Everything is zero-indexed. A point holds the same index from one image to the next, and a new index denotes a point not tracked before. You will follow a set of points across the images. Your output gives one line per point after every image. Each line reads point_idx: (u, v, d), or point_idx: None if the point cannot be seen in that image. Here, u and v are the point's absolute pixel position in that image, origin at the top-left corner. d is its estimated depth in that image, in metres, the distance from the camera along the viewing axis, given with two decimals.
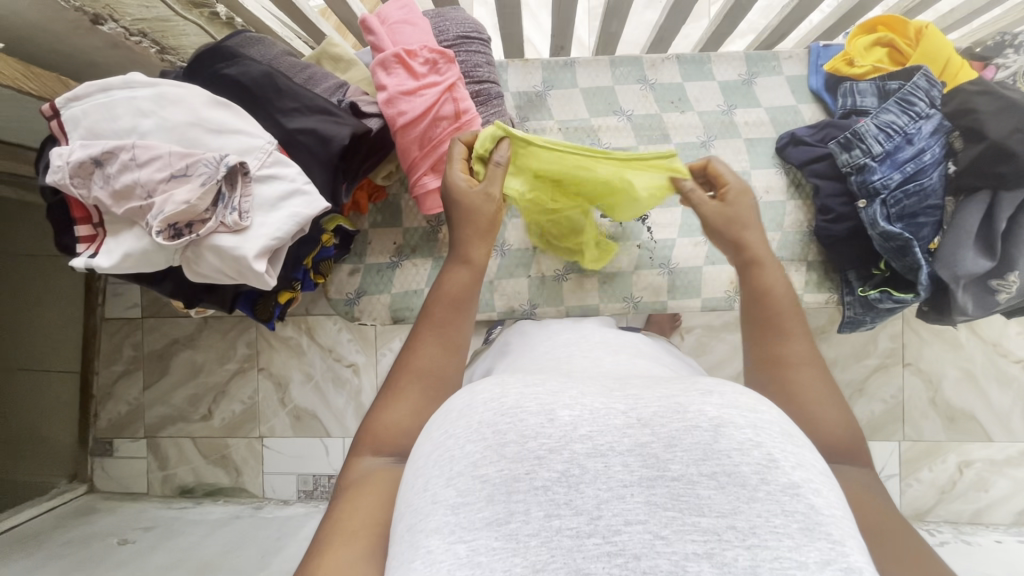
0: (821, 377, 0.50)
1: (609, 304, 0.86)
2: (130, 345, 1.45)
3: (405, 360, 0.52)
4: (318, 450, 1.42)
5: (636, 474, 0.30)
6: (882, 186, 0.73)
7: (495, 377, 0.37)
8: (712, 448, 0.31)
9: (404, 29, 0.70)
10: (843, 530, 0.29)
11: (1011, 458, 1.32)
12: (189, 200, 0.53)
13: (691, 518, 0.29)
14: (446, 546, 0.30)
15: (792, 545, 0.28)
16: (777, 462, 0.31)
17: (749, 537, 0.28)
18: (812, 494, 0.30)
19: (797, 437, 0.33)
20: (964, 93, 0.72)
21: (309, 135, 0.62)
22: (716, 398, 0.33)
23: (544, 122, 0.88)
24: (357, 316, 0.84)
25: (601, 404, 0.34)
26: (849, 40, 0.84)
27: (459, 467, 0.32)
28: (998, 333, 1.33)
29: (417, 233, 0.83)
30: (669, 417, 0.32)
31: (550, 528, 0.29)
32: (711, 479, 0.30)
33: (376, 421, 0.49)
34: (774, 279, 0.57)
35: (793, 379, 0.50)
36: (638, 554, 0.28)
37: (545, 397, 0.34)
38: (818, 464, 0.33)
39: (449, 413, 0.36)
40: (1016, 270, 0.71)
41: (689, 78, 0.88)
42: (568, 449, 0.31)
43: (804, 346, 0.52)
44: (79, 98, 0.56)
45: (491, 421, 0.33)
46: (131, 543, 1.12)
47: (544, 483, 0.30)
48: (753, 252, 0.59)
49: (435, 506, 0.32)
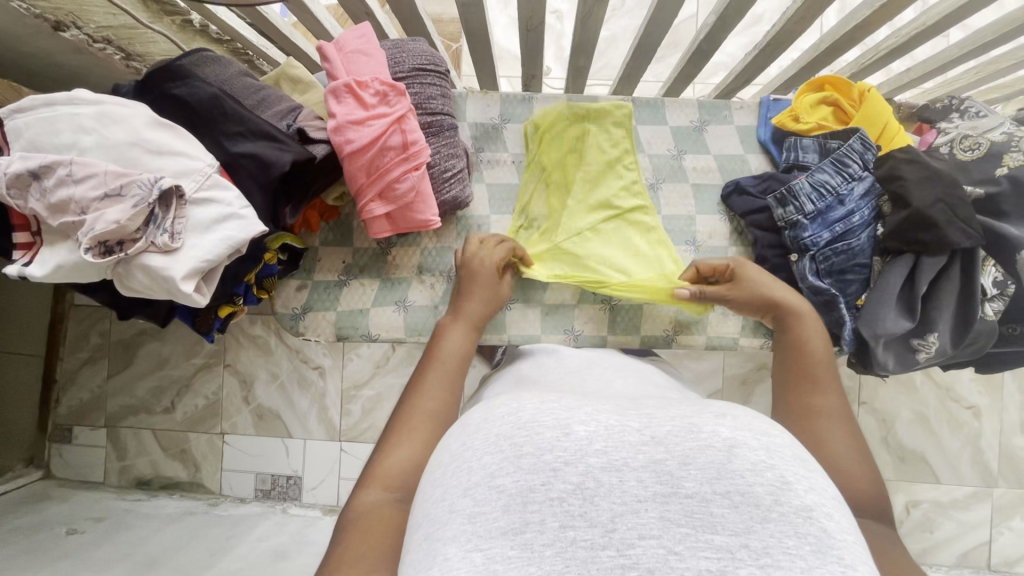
0: (852, 434, 0.50)
1: (551, 333, 0.88)
2: (96, 333, 1.45)
3: (413, 405, 0.54)
4: (277, 451, 1.42)
5: (650, 490, 0.32)
6: (812, 243, 0.76)
7: (516, 397, 0.40)
8: (726, 468, 0.33)
9: (359, 59, 0.72)
10: (855, 555, 0.31)
11: (957, 500, 1.34)
12: (119, 220, 0.54)
13: (704, 534, 0.30)
14: (463, 554, 0.31)
15: (804, 567, 0.29)
16: (790, 484, 0.32)
17: (762, 556, 0.30)
18: (825, 518, 0.31)
19: (812, 464, 0.35)
20: (894, 160, 0.75)
21: (250, 160, 0.64)
22: (730, 421, 0.36)
23: (498, 153, 0.92)
24: (302, 331, 0.86)
25: (616, 421, 0.37)
26: (797, 96, 0.87)
27: (477, 477, 0.34)
28: (952, 377, 1.36)
29: (366, 254, 0.86)
30: (684, 437, 0.35)
31: (565, 539, 0.31)
32: (724, 497, 0.32)
33: (388, 457, 0.49)
34: (811, 334, 0.59)
35: (818, 428, 0.50)
36: (652, 568, 0.29)
37: (562, 413, 0.37)
38: (830, 490, 0.34)
39: (467, 428, 0.39)
40: (935, 331, 0.74)
41: (643, 122, 0.91)
42: (583, 463, 0.33)
43: (838, 401, 0.53)
44: (23, 110, 0.57)
45: (508, 434, 0.36)
46: (79, 534, 1.10)
47: (559, 496, 0.32)
48: (789, 305, 0.63)
49: (453, 515, 0.34)
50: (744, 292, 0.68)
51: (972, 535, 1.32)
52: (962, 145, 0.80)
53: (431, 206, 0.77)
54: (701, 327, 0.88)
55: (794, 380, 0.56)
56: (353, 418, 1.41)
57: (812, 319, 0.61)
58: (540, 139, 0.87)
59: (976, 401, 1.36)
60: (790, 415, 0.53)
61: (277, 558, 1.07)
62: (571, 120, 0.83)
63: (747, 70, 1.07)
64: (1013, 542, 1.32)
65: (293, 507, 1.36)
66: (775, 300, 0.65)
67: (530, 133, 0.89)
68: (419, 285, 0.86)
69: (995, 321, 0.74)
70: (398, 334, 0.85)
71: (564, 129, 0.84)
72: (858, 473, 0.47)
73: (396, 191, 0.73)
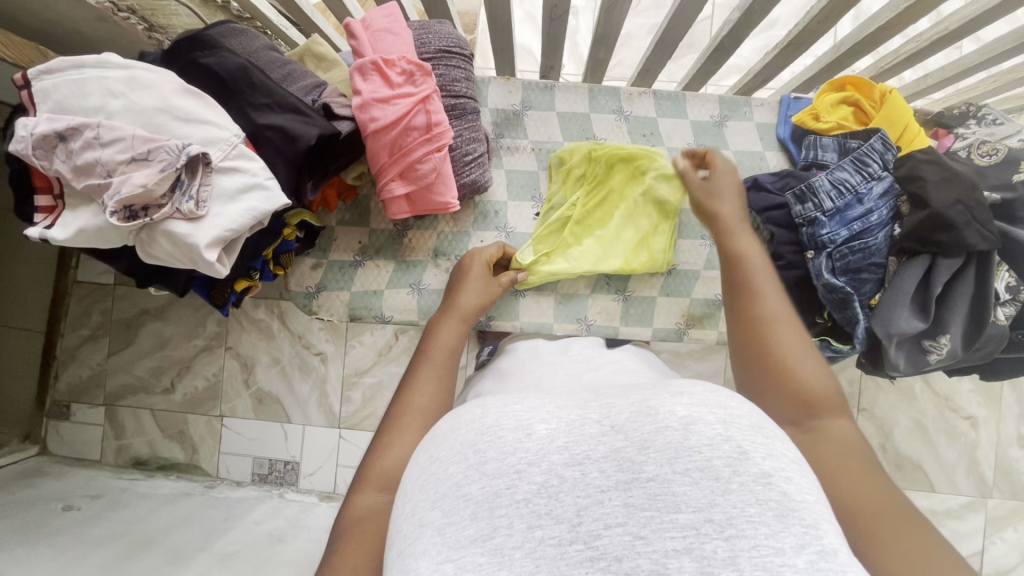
0: (800, 337, 0.56)
1: (564, 323, 0.91)
2: (98, 310, 1.43)
3: (405, 402, 0.54)
4: (276, 435, 1.41)
5: (613, 479, 0.32)
6: (830, 240, 0.78)
7: (477, 400, 0.39)
8: (684, 445, 0.33)
9: (386, 37, 0.72)
10: (817, 515, 0.31)
11: (951, 510, 1.34)
12: (146, 183, 0.54)
13: (669, 515, 0.30)
14: (435, 567, 0.31)
15: (768, 532, 0.30)
16: (747, 454, 0.33)
17: (726, 528, 0.30)
18: (783, 482, 0.32)
19: (769, 428, 0.36)
20: (915, 160, 0.75)
21: (277, 132, 0.64)
22: (686, 398, 0.36)
23: (519, 141, 0.93)
24: (315, 309, 0.90)
25: (577, 415, 0.37)
26: (819, 95, 0.88)
27: (443, 489, 0.34)
28: (952, 388, 1.37)
29: (383, 234, 0.90)
30: (642, 422, 0.34)
31: (533, 539, 0.31)
32: (685, 475, 0.32)
33: (379, 458, 0.48)
34: (748, 246, 0.67)
35: (770, 337, 0.56)
36: (619, 556, 0.30)
37: (523, 414, 0.36)
38: (790, 453, 0.35)
39: (434, 438, 0.39)
40: (947, 332, 0.74)
41: (664, 114, 0.94)
42: (546, 461, 0.33)
43: (778, 305, 0.58)
44: (52, 72, 0.57)
45: (472, 441, 0.35)
46: (76, 510, 1.05)
47: (525, 497, 0.32)
48: (729, 224, 0.69)
49: (423, 529, 0.33)
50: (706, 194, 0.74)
51: (964, 544, 1.33)
52: (980, 150, 0.80)
53: (450, 189, 0.78)
54: (713, 321, 0.91)
55: (742, 296, 0.61)
56: (353, 405, 1.41)
57: (747, 232, 0.69)
58: (565, 174, 0.88)
59: (975, 412, 1.37)
60: (747, 338, 0.57)
61: (274, 542, 1.05)
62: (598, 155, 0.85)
63: (762, 73, 1.07)
64: (1004, 552, 1.33)
65: (290, 491, 1.36)
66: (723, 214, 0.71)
67: (555, 166, 0.89)
68: (435, 268, 0.89)
69: (1006, 325, 0.74)
70: (411, 316, 0.90)
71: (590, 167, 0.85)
72: (808, 373, 0.52)
73: (417, 173, 0.73)
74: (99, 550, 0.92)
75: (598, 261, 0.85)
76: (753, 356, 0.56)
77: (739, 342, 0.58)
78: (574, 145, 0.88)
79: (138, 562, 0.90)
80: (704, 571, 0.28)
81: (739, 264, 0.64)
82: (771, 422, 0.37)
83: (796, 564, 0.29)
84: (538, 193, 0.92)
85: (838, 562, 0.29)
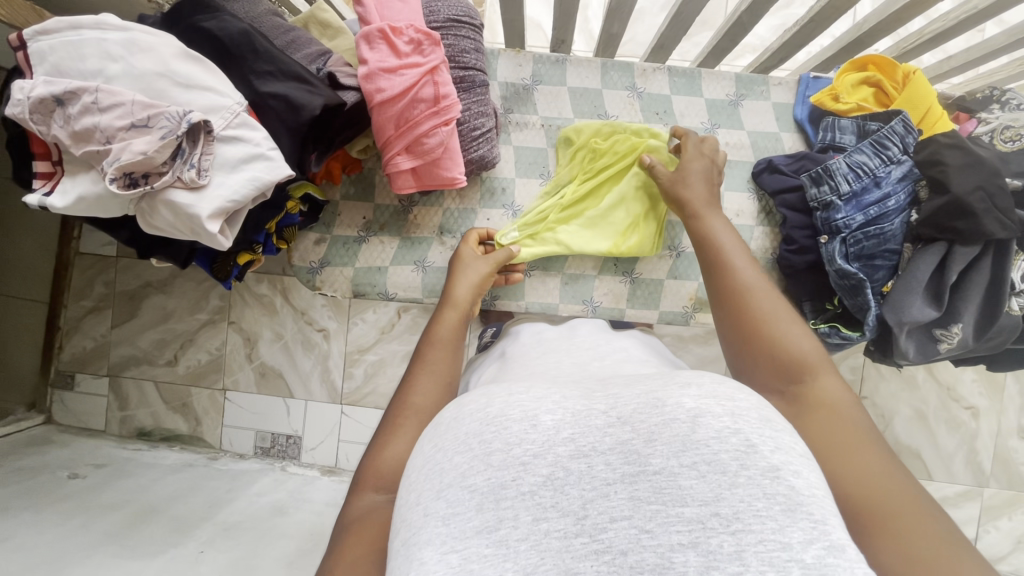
0: (776, 300, 0.56)
1: (568, 304, 0.90)
2: (101, 282, 1.41)
3: (405, 400, 0.53)
4: (279, 409, 1.42)
5: (618, 472, 0.31)
6: (844, 225, 0.76)
7: (483, 387, 0.39)
8: (691, 439, 0.32)
9: (393, 4, 0.69)
10: (824, 509, 0.31)
11: (948, 497, 1.35)
12: (146, 151, 0.52)
13: (675, 509, 0.30)
14: (439, 557, 0.30)
15: (775, 527, 0.29)
16: (755, 447, 0.32)
17: (733, 523, 0.29)
18: (792, 476, 0.31)
19: (777, 423, 0.35)
20: (936, 144, 0.73)
21: (281, 101, 0.62)
22: (695, 389, 0.35)
23: (528, 116, 0.91)
24: (318, 284, 0.90)
25: (584, 406, 0.36)
26: (839, 75, 0.86)
27: (449, 479, 0.33)
28: (954, 378, 1.36)
29: (387, 211, 0.88)
30: (649, 413, 0.34)
31: (538, 531, 0.30)
32: (692, 469, 0.31)
33: (377, 457, 0.47)
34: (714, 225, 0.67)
35: (747, 303, 0.56)
36: (625, 550, 0.29)
37: (530, 404, 0.36)
38: (798, 447, 0.34)
39: (439, 427, 0.38)
40: (958, 321, 0.73)
41: (677, 92, 0.91)
42: (551, 453, 0.33)
43: (751, 273, 0.59)
44: (47, 32, 0.55)
45: (478, 431, 0.34)
46: (81, 479, 1.06)
47: (530, 489, 0.31)
48: (695, 207, 0.70)
49: (427, 519, 0.32)
50: (673, 182, 0.74)
51: None
52: (1004, 135, 0.78)
53: (457, 163, 0.76)
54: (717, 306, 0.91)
55: (714, 269, 0.61)
56: (355, 381, 1.41)
57: (713, 212, 0.69)
58: (571, 155, 0.87)
59: (976, 402, 1.36)
60: (725, 306, 0.58)
61: (276, 514, 1.05)
62: (607, 137, 0.84)
63: (780, 52, 1.03)
64: (997, 541, 1.34)
65: (292, 465, 1.37)
66: (688, 199, 0.71)
67: (562, 144, 0.88)
68: (440, 245, 0.89)
69: (1019, 316, 0.73)
70: (416, 294, 0.89)
71: (592, 147, 0.84)
72: (790, 338, 0.52)
73: (424, 147, 0.72)
74: (102, 519, 0.92)
75: (586, 242, 0.84)
76: (736, 323, 0.55)
77: (720, 310, 0.58)
78: (584, 123, 0.86)
79: (141, 531, 0.91)
80: (709, 566, 0.28)
81: (710, 242, 0.64)
82: (777, 413, 0.36)
83: (803, 560, 0.28)
84: (547, 170, 0.90)
85: (846, 558, 0.29)
